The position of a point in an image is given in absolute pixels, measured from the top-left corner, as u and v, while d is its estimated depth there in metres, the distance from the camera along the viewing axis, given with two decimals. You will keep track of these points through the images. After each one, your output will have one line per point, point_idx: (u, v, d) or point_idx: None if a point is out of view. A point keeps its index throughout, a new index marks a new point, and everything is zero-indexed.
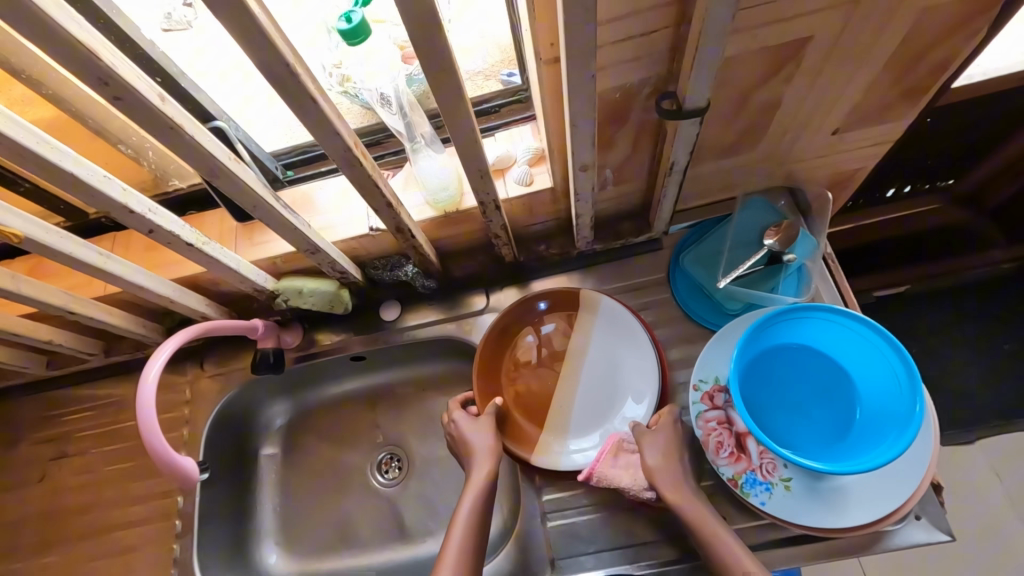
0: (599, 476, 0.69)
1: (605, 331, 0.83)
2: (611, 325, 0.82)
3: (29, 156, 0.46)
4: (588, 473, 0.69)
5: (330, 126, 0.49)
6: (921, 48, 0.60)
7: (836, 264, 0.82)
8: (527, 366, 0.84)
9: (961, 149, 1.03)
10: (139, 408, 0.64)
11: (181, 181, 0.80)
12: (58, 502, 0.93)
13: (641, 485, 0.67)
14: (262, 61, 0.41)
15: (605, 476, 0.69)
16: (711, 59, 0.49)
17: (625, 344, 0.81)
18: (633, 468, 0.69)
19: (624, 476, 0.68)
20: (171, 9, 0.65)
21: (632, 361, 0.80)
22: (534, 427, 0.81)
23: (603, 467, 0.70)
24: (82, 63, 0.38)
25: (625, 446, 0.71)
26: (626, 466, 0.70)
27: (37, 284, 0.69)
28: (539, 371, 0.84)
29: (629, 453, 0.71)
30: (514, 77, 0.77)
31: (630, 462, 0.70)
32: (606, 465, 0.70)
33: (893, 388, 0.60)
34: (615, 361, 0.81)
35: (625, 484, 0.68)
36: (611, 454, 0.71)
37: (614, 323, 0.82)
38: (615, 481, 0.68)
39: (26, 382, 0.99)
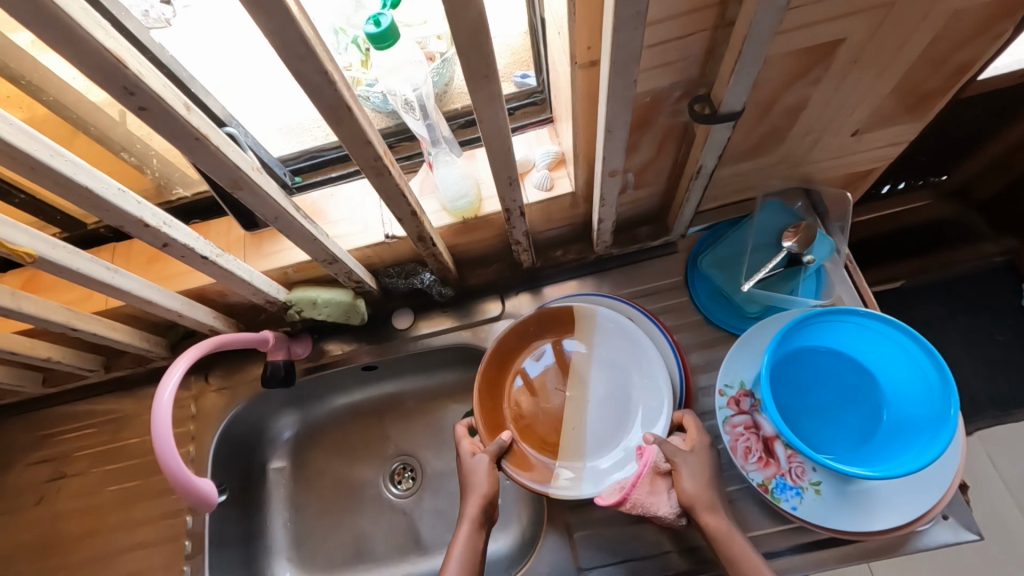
0: (633, 502, 0.65)
1: (608, 345, 0.81)
2: (612, 340, 0.80)
3: (43, 171, 0.43)
4: (621, 499, 0.65)
5: (362, 135, 0.47)
6: (948, 49, 0.59)
7: (855, 268, 0.82)
8: (532, 389, 0.81)
9: (957, 144, 1.05)
10: (155, 427, 0.61)
11: (186, 189, 0.76)
12: (57, 526, 0.89)
13: (674, 512, 0.64)
14: (299, 69, 0.38)
15: (638, 505, 0.65)
16: (752, 63, 0.48)
17: (630, 357, 0.79)
18: (666, 492, 0.65)
19: (654, 502, 0.65)
20: (148, 5, 0.57)
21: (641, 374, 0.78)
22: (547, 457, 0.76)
23: (637, 493, 0.65)
24: (109, 73, 0.36)
25: (658, 467, 0.66)
26: (659, 489, 0.66)
27: (37, 302, 0.65)
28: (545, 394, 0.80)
29: (664, 475, 0.67)
30: (529, 79, 0.75)
31: (661, 483, 0.66)
32: (642, 491, 0.65)
33: (925, 391, 0.61)
34: (622, 375, 0.79)
35: (658, 511, 0.65)
36: (645, 476, 0.66)
37: (616, 336, 0.80)
38: (649, 508, 0.65)
39: (19, 401, 0.95)
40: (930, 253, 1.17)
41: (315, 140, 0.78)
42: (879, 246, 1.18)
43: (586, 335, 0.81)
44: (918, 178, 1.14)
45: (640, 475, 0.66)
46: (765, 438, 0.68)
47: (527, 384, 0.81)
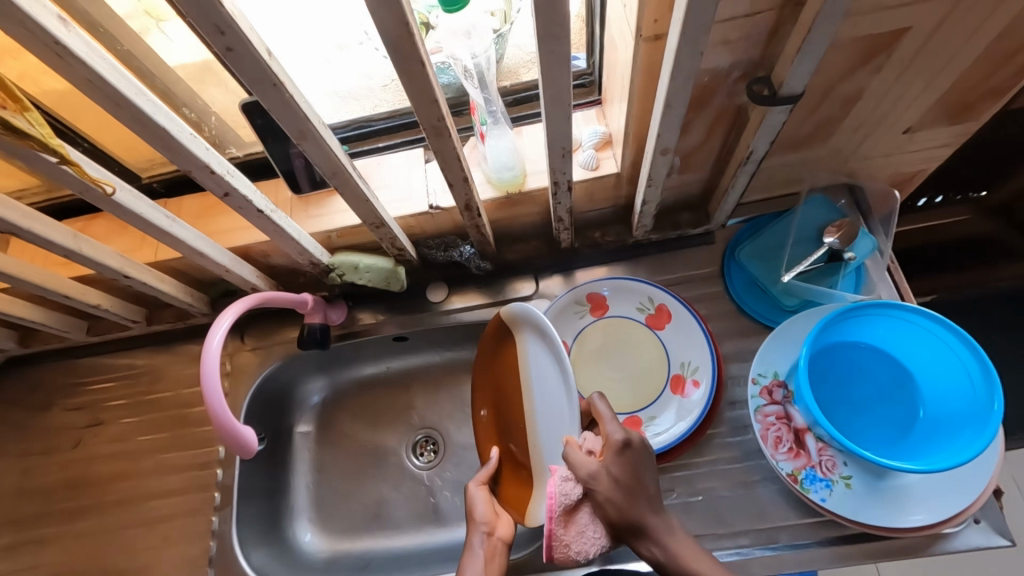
0: (559, 554, 0.60)
1: (541, 357, 0.73)
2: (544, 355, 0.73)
3: (129, 108, 0.45)
4: (547, 557, 0.60)
5: (429, 92, 0.48)
6: (1016, 46, 0.59)
7: (898, 271, 0.80)
8: (499, 406, 0.78)
9: (1003, 158, 1.04)
10: (203, 370, 0.63)
11: (239, 148, 0.78)
12: (92, 469, 0.92)
13: (602, 543, 0.60)
14: (381, 17, 0.40)
15: (566, 554, 0.60)
16: (820, 43, 0.48)
17: (554, 366, 0.71)
18: (589, 530, 0.59)
19: (584, 545, 0.60)
20: None
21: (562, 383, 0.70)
22: (524, 477, 0.73)
23: (559, 546, 0.59)
24: (205, 9, 0.37)
25: (571, 501, 0.59)
26: (586, 529, 0.59)
27: (95, 245, 0.68)
28: (509, 412, 0.76)
29: (578, 507, 0.60)
30: (579, 62, 0.75)
31: (579, 513, 0.60)
32: (563, 541, 0.59)
33: (967, 389, 0.60)
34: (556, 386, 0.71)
35: (585, 553, 0.60)
36: (560, 524, 0.59)
37: (540, 347, 0.73)
38: (577, 553, 0.60)
39: (64, 348, 0.98)
40: (966, 268, 1.15)
41: (363, 110, 0.80)
42: (913, 258, 1.17)
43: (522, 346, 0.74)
44: (957, 192, 1.13)
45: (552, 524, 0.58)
46: (797, 429, 0.68)
47: (495, 401, 0.79)
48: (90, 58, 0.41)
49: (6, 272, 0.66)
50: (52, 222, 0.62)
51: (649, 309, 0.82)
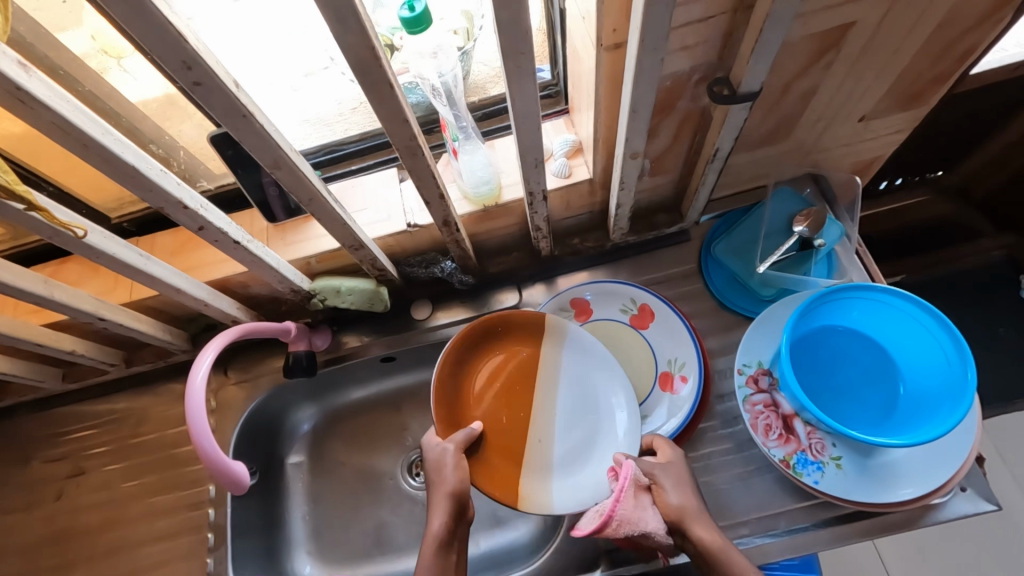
0: (620, 520, 0.55)
1: (571, 355, 0.77)
2: (578, 352, 0.77)
3: (96, 149, 0.44)
4: (609, 515, 0.55)
5: (400, 113, 0.49)
6: (955, 33, 0.62)
7: (867, 254, 0.83)
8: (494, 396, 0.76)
9: (955, 140, 1.09)
10: (190, 387, 0.63)
11: (210, 181, 0.77)
12: (76, 520, 0.89)
13: (663, 529, 0.57)
14: (347, 44, 0.41)
15: (626, 520, 0.55)
16: (773, 42, 0.50)
17: (586, 367, 0.77)
18: (650, 508, 0.58)
19: (645, 519, 0.56)
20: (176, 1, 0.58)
21: (600, 384, 0.76)
22: (512, 466, 0.73)
23: (628, 508, 0.56)
24: (169, 45, 0.37)
25: (641, 481, 0.60)
26: (646, 505, 0.58)
27: (66, 289, 0.66)
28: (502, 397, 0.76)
29: (644, 491, 0.59)
30: (544, 74, 0.77)
31: (643, 493, 0.59)
32: (628, 506, 0.56)
33: (942, 362, 0.63)
34: (586, 385, 0.76)
35: (646, 531, 0.56)
36: (632, 491, 0.57)
37: (575, 343, 0.77)
38: (637, 527, 0.56)
39: (38, 399, 0.95)
40: (930, 248, 1.20)
41: (335, 134, 0.79)
42: (880, 241, 1.21)
43: (554, 342, 0.78)
44: (916, 174, 1.18)
45: (623, 485, 0.57)
46: (785, 416, 0.70)
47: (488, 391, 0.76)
48: (53, 101, 0.41)
49: None
50: (21, 269, 0.61)
51: (633, 310, 0.83)
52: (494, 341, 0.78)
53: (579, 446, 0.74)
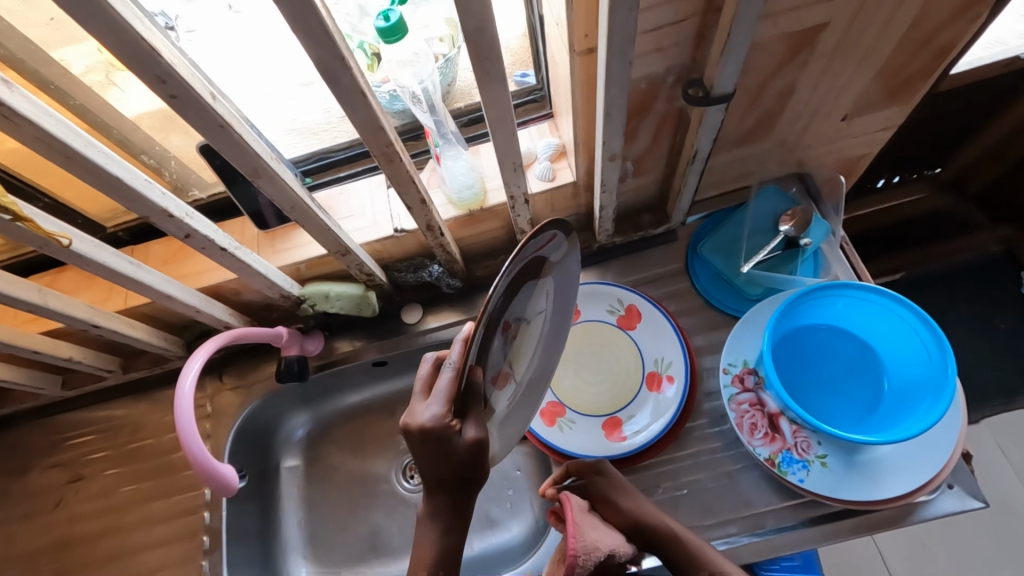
0: (584, 541, 0.55)
1: (564, 281, 0.63)
2: (569, 273, 0.63)
3: (80, 162, 0.46)
4: (575, 536, 0.54)
5: (374, 120, 0.50)
6: (930, 30, 0.62)
7: (852, 250, 0.83)
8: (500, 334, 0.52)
9: (950, 136, 1.08)
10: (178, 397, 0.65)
11: (201, 190, 0.79)
12: (76, 527, 0.90)
13: (622, 546, 0.59)
14: (318, 56, 0.42)
15: (592, 541, 0.55)
16: (741, 45, 0.51)
17: (563, 294, 0.64)
18: (598, 529, 0.59)
19: (607, 541, 0.58)
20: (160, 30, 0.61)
21: (563, 305, 0.65)
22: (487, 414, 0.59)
23: (584, 534, 0.56)
24: (145, 61, 0.39)
25: (581, 507, 0.62)
26: (599, 531, 0.59)
27: (60, 297, 0.68)
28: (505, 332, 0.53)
29: (591, 517, 0.61)
30: (528, 78, 0.78)
31: (588, 522, 0.60)
32: (587, 527, 0.58)
33: (924, 358, 0.63)
34: (558, 308, 0.65)
35: (610, 550, 0.57)
36: (579, 517, 0.58)
37: (569, 269, 0.62)
38: (603, 551, 0.56)
39: (39, 407, 0.97)
40: (927, 245, 1.20)
41: (322, 142, 0.80)
42: (876, 239, 1.21)
43: (565, 264, 0.60)
44: (911, 171, 1.18)
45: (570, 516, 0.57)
46: (770, 414, 0.70)
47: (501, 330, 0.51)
48: (35, 115, 0.42)
49: None
50: (16, 279, 0.62)
51: (620, 311, 0.84)
52: (531, 263, 0.50)
53: (534, 369, 0.66)
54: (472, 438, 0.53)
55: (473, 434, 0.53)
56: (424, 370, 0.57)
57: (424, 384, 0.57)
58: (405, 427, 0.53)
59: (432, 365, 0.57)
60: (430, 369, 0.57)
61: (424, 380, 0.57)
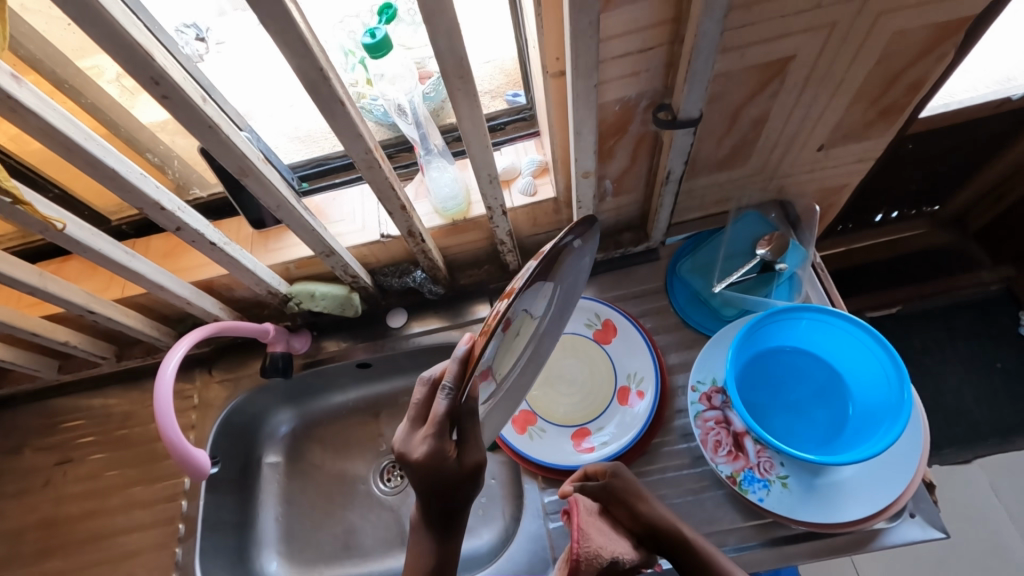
0: (587, 546, 0.54)
1: (566, 280, 0.64)
2: (574, 269, 0.64)
3: (78, 152, 0.50)
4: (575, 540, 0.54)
5: (354, 128, 0.54)
6: (899, 67, 0.64)
7: (823, 270, 0.85)
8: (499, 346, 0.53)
9: (948, 175, 1.09)
10: (158, 383, 0.70)
11: (202, 189, 0.83)
12: (60, 507, 0.93)
13: (627, 552, 0.56)
14: (299, 66, 0.46)
15: (593, 547, 0.54)
16: (702, 73, 0.54)
17: (562, 294, 0.65)
18: (608, 534, 0.57)
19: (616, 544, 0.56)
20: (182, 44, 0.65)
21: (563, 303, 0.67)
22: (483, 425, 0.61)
23: (590, 538, 0.54)
24: (140, 64, 0.43)
25: (591, 510, 0.60)
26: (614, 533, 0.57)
27: (60, 282, 0.71)
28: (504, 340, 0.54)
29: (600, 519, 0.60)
30: (519, 98, 0.81)
31: (601, 528, 0.58)
32: (592, 531, 0.56)
33: (884, 383, 0.65)
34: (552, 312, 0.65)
35: (614, 556, 0.54)
36: (586, 520, 0.57)
37: (578, 267, 0.64)
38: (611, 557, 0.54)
39: (36, 389, 1.01)
40: (921, 280, 1.20)
41: (322, 150, 0.84)
42: (869, 271, 1.22)
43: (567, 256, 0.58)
44: (912, 207, 1.18)
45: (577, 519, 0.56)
46: (735, 433, 0.71)
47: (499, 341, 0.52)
48: (39, 108, 0.46)
49: None
50: (19, 261, 0.66)
51: (597, 325, 0.85)
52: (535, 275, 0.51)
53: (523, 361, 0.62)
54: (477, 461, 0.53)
55: (478, 457, 0.53)
56: (417, 394, 0.55)
57: (419, 406, 0.54)
58: (401, 456, 0.52)
59: (426, 388, 0.54)
60: (425, 393, 0.55)
61: (419, 403, 0.54)
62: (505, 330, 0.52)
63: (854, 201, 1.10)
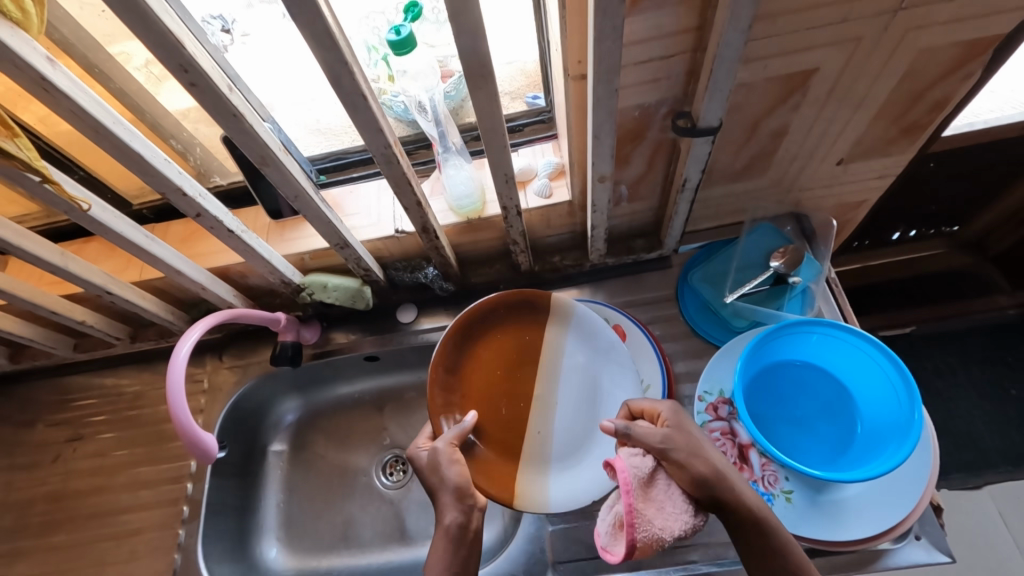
0: (644, 534, 0.48)
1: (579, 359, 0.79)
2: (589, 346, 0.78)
3: (106, 135, 0.51)
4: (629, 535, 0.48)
5: (375, 123, 0.54)
6: (923, 84, 0.63)
7: (837, 286, 0.85)
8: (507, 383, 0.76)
9: (968, 196, 1.08)
10: (171, 366, 0.71)
11: (223, 177, 0.85)
12: (68, 483, 0.95)
13: (687, 521, 0.50)
14: (324, 59, 0.47)
15: (652, 532, 0.48)
16: (724, 82, 0.54)
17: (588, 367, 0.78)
18: (669, 503, 0.50)
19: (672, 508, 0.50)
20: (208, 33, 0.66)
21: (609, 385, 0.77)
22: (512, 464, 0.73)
23: (648, 521, 0.48)
24: (172, 51, 0.44)
25: (643, 471, 0.51)
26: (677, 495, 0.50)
27: (80, 262, 0.72)
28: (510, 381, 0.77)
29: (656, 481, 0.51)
30: (539, 100, 0.82)
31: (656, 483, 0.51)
32: (648, 513, 0.49)
33: (894, 403, 0.65)
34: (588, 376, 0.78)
35: (676, 533, 0.49)
36: (638, 493, 0.49)
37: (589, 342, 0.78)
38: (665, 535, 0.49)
39: (51, 366, 1.03)
40: (935, 301, 1.18)
41: (341, 144, 0.85)
42: (883, 290, 1.20)
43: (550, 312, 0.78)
44: (930, 227, 1.17)
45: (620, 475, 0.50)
46: (739, 445, 0.70)
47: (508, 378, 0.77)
48: (72, 90, 0.47)
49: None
50: (43, 240, 0.67)
51: None
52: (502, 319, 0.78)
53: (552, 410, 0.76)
54: (436, 449, 0.65)
55: (436, 443, 0.66)
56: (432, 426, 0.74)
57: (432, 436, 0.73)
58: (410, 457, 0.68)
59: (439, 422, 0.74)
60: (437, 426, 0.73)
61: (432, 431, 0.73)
62: (490, 377, 0.76)
63: (871, 217, 1.09)
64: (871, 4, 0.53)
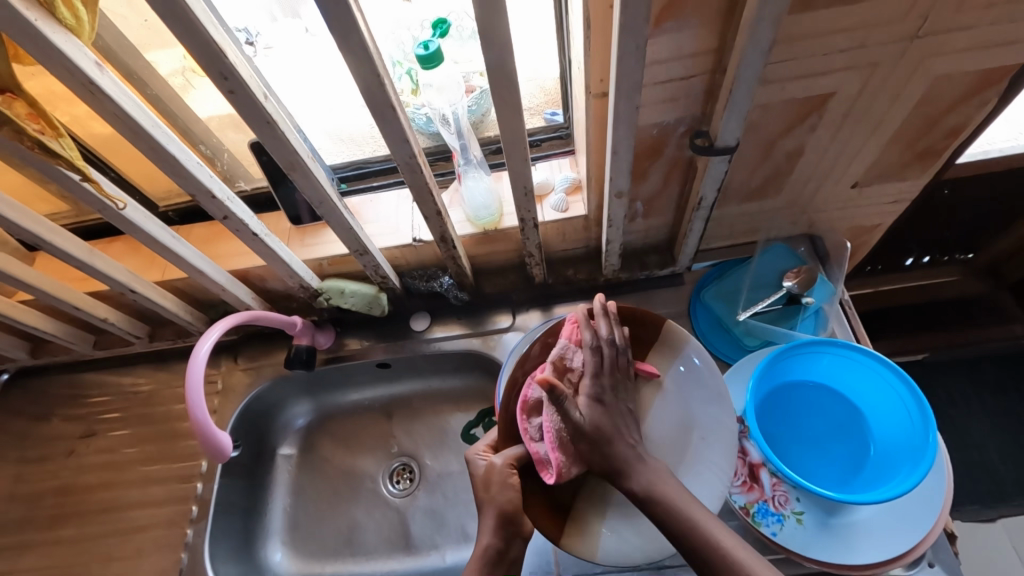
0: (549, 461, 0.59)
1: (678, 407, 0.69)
2: (691, 387, 0.68)
3: (144, 137, 0.53)
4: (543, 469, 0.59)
5: (402, 134, 0.56)
6: (939, 111, 0.64)
7: (851, 308, 0.85)
8: None
9: (983, 224, 1.08)
10: (191, 364, 0.73)
11: (247, 182, 0.87)
12: (80, 478, 0.96)
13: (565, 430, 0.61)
14: (357, 70, 0.49)
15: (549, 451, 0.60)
16: (742, 104, 0.55)
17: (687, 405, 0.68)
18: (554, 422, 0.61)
19: (625, 432, 0.61)
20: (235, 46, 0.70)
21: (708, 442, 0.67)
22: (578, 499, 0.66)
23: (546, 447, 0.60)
24: (214, 60, 0.46)
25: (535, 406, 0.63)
26: (622, 421, 0.62)
27: (107, 260, 0.74)
28: None
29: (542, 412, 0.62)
30: (557, 117, 0.83)
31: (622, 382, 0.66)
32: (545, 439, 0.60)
33: (908, 425, 0.65)
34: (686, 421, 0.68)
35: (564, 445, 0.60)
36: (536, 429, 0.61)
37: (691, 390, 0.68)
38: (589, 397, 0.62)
39: (69, 362, 1.04)
40: (949, 328, 1.18)
41: (363, 153, 0.88)
42: (897, 315, 1.19)
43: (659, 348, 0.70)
44: (943, 253, 1.15)
45: (607, 366, 0.63)
46: (751, 464, 0.69)
47: None
48: (116, 94, 0.49)
49: (28, 281, 0.74)
50: (73, 237, 0.69)
51: None
52: None
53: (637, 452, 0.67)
54: (492, 463, 0.62)
55: (494, 459, 0.62)
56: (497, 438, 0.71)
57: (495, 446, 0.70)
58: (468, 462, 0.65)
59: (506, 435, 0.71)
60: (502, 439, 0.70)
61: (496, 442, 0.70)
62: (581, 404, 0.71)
63: (884, 241, 1.09)
64: (887, 31, 0.54)
